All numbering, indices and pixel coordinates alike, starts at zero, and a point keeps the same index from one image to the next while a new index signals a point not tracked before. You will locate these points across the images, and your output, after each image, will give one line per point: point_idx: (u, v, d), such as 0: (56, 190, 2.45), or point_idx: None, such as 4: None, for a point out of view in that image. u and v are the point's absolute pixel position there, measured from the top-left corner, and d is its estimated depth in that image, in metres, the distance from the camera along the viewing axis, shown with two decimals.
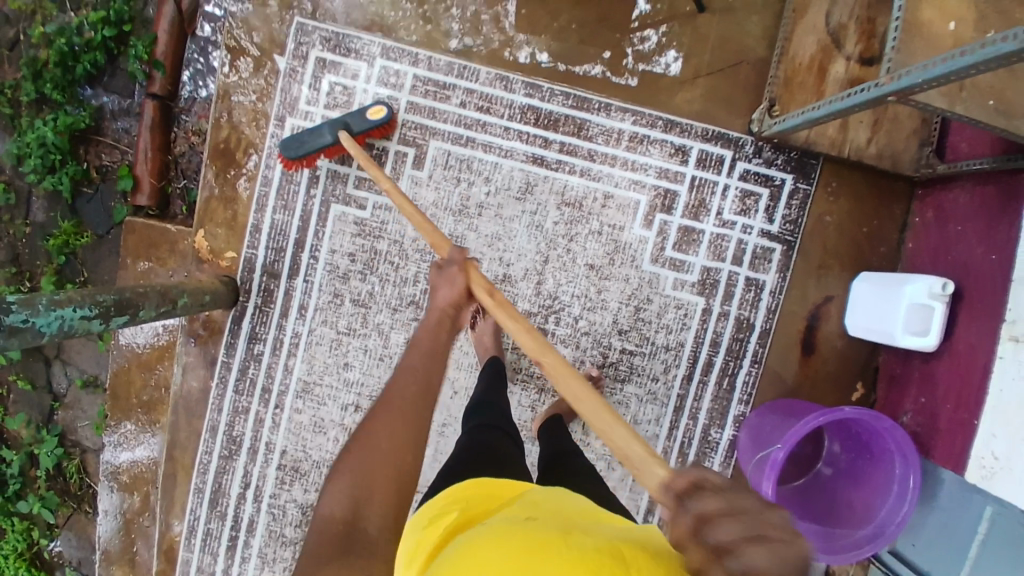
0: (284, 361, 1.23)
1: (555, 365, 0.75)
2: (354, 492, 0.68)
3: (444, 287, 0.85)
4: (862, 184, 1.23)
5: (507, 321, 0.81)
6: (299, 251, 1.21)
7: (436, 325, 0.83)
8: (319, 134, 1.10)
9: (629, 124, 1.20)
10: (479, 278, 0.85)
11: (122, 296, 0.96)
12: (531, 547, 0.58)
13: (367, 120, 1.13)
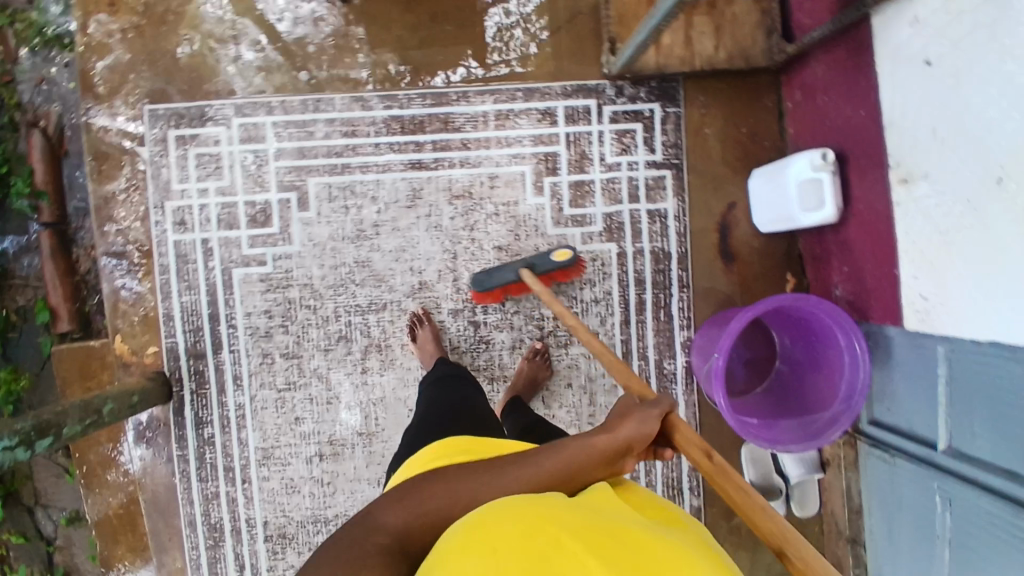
0: (237, 434, 1.23)
1: (789, 529, 0.59)
2: (406, 527, 0.62)
3: (636, 420, 0.74)
4: (729, 88, 1.25)
5: (693, 443, 0.72)
6: (216, 324, 1.22)
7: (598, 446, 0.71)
8: (504, 273, 1.14)
9: (491, 104, 1.22)
10: (686, 433, 0.74)
11: (41, 420, 0.96)
12: (542, 528, 0.54)
13: (552, 261, 1.14)
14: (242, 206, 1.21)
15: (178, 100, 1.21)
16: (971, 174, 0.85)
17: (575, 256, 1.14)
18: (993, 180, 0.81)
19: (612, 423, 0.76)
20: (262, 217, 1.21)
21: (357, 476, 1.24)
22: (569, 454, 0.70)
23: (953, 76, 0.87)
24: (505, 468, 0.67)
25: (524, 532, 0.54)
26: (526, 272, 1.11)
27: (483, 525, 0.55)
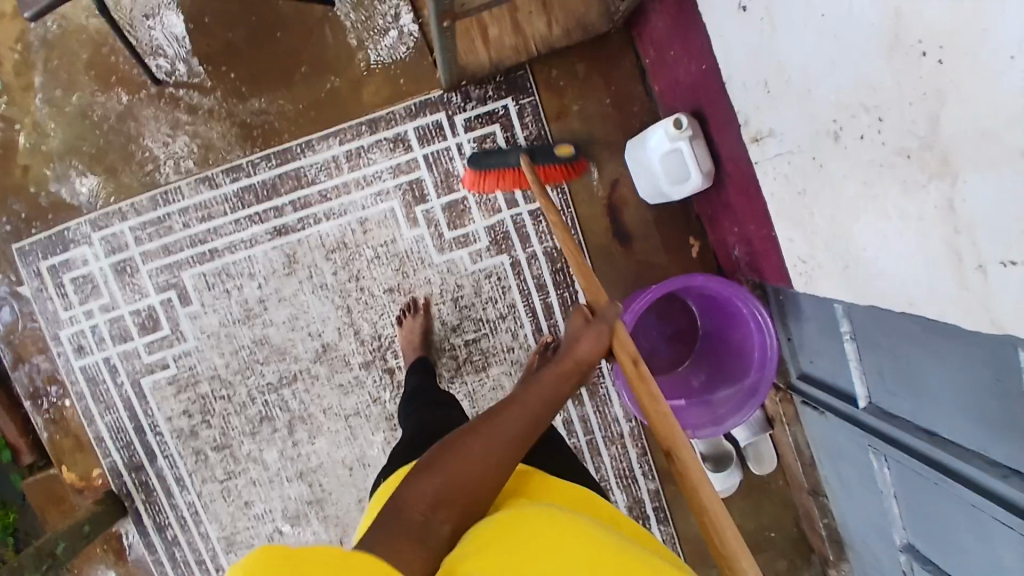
0: (196, 529, 1.26)
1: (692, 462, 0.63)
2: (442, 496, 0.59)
3: (589, 339, 0.74)
4: (578, 61, 1.17)
5: (628, 348, 0.73)
6: (143, 434, 1.24)
7: (560, 378, 0.72)
8: (503, 157, 1.06)
9: (338, 147, 1.17)
10: (629, 346, 0.74)
11: None
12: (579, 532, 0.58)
13: (553, 153, 1.07)
14: (129, 316, 1.20)
15: (37, 231, 1.21)
16: (810, 132, 0.77)
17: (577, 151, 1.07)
18: (832, 136, 0.74)
19: (567, 343, 0.75)
20: (151, 322, 1.20)
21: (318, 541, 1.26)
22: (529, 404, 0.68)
23: (765, 22, 0.77)
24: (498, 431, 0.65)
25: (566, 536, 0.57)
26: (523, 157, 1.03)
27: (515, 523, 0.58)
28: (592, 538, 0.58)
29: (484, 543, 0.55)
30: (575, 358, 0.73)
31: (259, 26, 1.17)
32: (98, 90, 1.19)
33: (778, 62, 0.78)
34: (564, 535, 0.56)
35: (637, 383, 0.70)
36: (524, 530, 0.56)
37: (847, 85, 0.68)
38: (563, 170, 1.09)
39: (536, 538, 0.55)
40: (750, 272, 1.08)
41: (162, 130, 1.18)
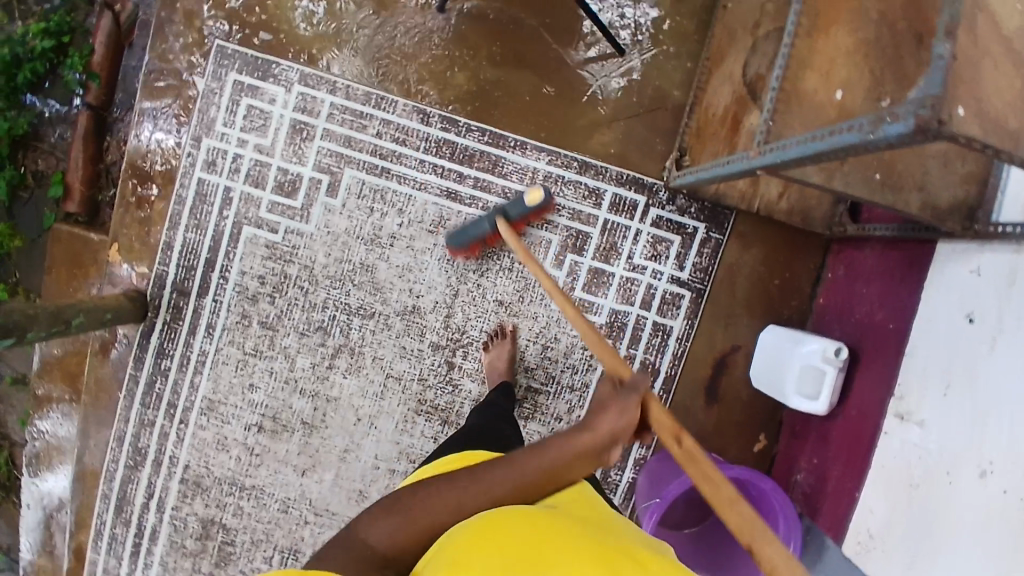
0: (191, 377, 1.25)
1: (778, 554, 0.66)
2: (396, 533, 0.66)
3: (612, 411, 0.79)
4: (773, 236, 1.23)
5: (661, 419, 0.81)
6: (209, 270, 1.22)
7: (588, 451, 0.75)
8: (479, 224, 1.13)
9: (544, 163, 1.21)
10: (660, 411, 0.81)
11: (10, 320, 0.95)
12: (550, 535, 0.63)
13: (524, 204, 1.13)
14: (275, 169, 1.21)
15: (251, 45, 1.20)
16: (960, 451, 0.84)
17: (546, 199, 1.12)
18: (979, 469, 0.81)
19: (588, 418, 0.80)
20: (290, 188, 1.21)
21: (285, 459, 1.26)
22: (532, 461, 0.72)
23: (984, 341, 0.85)
24: (490, 484, 0.70)
25: (537, 535, 0.62)
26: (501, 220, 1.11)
27: (497, 523, 0.64)
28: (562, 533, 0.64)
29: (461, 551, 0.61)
30: (600, 431, 0.76)
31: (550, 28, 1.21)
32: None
33: (972, 378, 0.85)
34: (539, 532, 0.63)
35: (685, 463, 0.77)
36: (499, 531, 0.62)
37: None
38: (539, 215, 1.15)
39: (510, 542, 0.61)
40: (801, 501, 1.14)
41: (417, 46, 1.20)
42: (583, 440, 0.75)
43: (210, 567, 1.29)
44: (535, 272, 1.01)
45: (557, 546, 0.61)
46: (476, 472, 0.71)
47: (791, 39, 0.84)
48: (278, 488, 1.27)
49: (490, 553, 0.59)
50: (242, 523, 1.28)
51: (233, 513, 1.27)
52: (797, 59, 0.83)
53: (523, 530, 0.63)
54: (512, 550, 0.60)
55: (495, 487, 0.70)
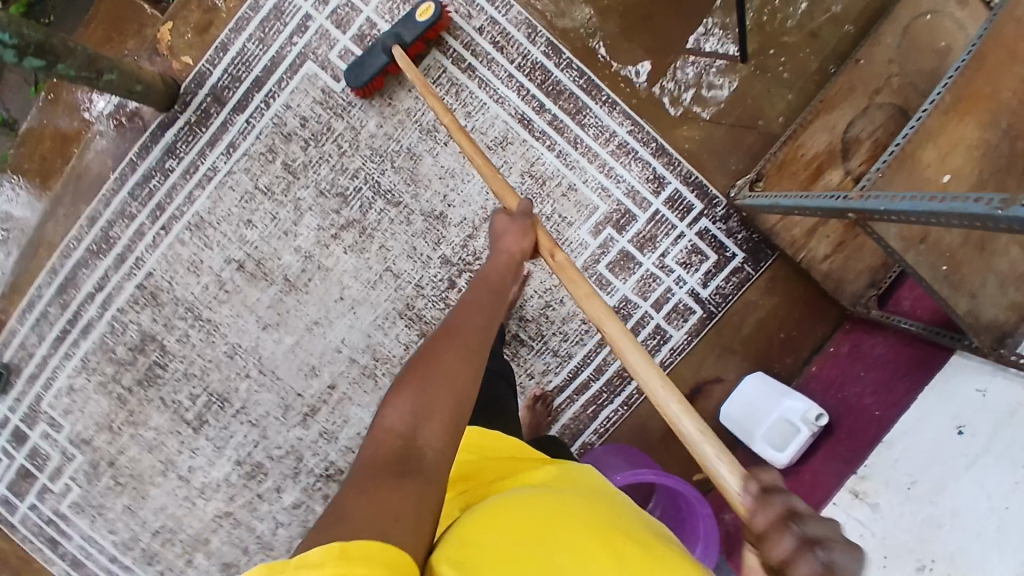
0: (191, 187, 1.17)
1: (619, 331, 0.71)
2: (418, 409, 0.61)
3: (510, 231, 0.85)
4: (800, 291, 1.25)
5: (543, 239, 0.85)
6: (255, 89, 1.15)
7: (504, 267, 0.82)
8: (373, 57, 1.08)
9: (624, 131, 1.18)
10: (545, 236, 0.85)
11: (49, 41, 0.89)
12: (556, 516, 0.59)
13: (412, 18, 1.09)
14: (362, 18, 1.14)
15: None
16: (901, 544, 0.90)
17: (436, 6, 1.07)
18: (916, 564, 0.87)
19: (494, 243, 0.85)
20: (370, 43, 1.14)
21: (253, 307, 1.19)
22: (480, 317, 0.73)
23: (961, 457, 0.89)
24: (460, 349, 0.67)
25: (543, 518, 0.59)
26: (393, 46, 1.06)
27: (502, 509, 0.61)
28: (567, 512, 0.60)
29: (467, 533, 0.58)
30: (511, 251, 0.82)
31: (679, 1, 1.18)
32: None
33: (937, 485, 0.89)
34: (547, 514, 0.60)
35: (568, 278, 0.80)
36: (504, 514, 0.59)
37: (968, 560, 0.82)
38: (431, 32, 1.11)
39: (516, 523, 0.58)
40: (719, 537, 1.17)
41: None
42: (495, 267, 0.81)
43: (130, 383, 1.21)
44: (434, 108, 0.96)
45: (563, 528, 0.58)
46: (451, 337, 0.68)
47: (932, 106, 0.85)
48: (234, 333, 1.20)
49: (497, 537, 0.56)
50: (183, 351, 1.20)
51: (177, 338, 1.20)
52: (925, 131, 0.85)
53: (526, 513, 0.59)
54: (519, 533, 0.57)
55: (462, 352, 0.67)
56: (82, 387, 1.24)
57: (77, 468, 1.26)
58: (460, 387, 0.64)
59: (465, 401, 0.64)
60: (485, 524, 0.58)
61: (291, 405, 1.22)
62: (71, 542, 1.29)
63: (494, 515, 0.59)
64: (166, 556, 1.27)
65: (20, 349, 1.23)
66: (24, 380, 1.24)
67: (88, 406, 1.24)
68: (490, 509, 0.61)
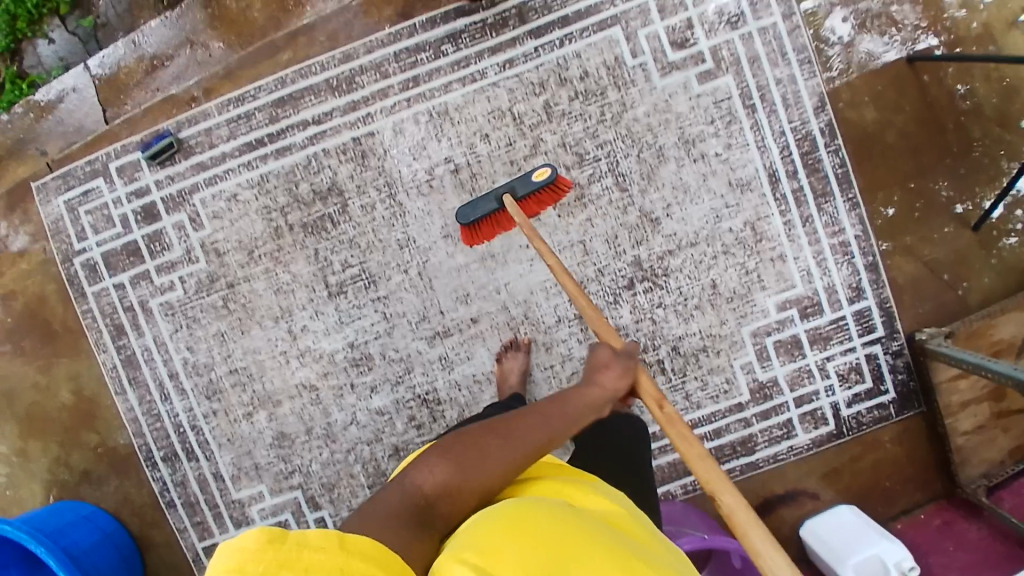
0: (450, 79, 1.18)
1: (695, 451, 0.74)
2: (445, 480, 0.67)
3: (612, 371, 0.84)
4: (921, 452, 1.25)
5: (655, 401, 0.81)
6: (559, 25, 1.16)
7: (586, 400, 0.80)
8: (484, 200, 1.07)
9: (851, 234, 1.19)
10: (650, 385, 0.83)
11: None
12: (579, 537, 0.60)
13: (529, 179, 1.07)
14: (684, 17, 1.15)
15: None
16: None
17: (553, 175, 1.06)
18: None
19: (590, 373, 0.85)
20: (681, 42, 1.15)
21: (443, 211, 1.19)
22: (553, 429, 0.75)
23: None
24: (508, 435, 0.72)
25: (567, 538, 0.59)
26: (507, 197, 1.05)
27: (528, 514, 0.60)
28: (582, 534, 0.60)
29: (493, 528, 0.58)
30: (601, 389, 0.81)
31: (946, 133, 1.19)
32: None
33: None
34: (567, 534, 0.59)
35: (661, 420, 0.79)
36: (530, 520, 0.59)
37: None
38: (546, 194, 1.10)
39: (543, 532, 0.58)
40: None
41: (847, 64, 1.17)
42: (587, 394, 0.81)
43: (293, 221, 1.19)
44: (534, 243, 0.99)
45: (584, 550, 0.58)
46: (501, 434, 0.72)
47: None
48: (416, 228, 1.19)
49: (521, 541, 0.56)
50: (359, 219, 1.19)
51: (361, 203, 1.19)
52: None
53: (550, 523, 0.60)
54: (543, 543, 0.57)
55: (508, 446, 0.71)
56: (243, 200, 1.20)
57: (192, 273, 1.21)
58: (488, 465, 0.69)
59: (497, 478, 0.69)
60: (513, 530, 0.57)
61: (428, 318, 1.20)
62: (136, 339, 1.23)
63: (524, 519, 0.59)
64: (228, 398, 1.22)
65: (204, 133, 1.20)
66: (187, 165, 1.20)
67: (239, 223, 1.20)
68: (514, 510, 0.61)
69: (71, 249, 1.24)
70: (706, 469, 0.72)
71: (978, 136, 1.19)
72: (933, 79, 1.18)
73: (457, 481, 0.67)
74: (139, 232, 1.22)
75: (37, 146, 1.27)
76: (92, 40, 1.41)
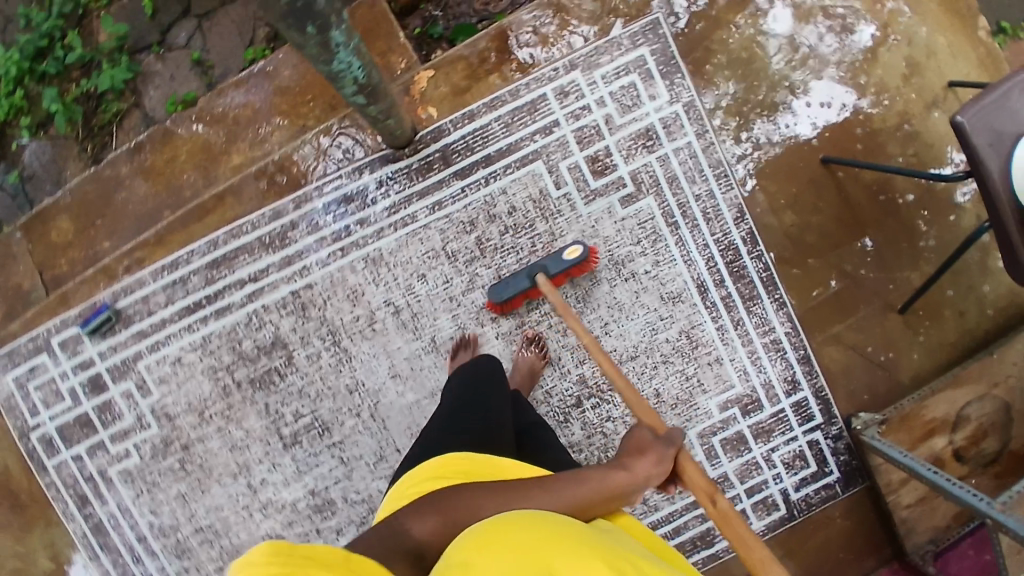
0: (384, 225, 1.22)
1: None
2: (443, 533, 0.64)
3: (652, 456, 0.80)
4: (868, 523, 1.28)
5: (699, 487, 0.82)
6: (482, 164, 1.21)
7: (626, 478, 0.76)
8: (518, 282, 1.14)
9: (782, 331, 1.24)
10: (697, 474, 0.83)
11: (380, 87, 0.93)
12: (557, 538, 0.58)
13: (561, 258, 1.15)
14: (602, 145, 1.21)
15: (675, 43, 1.21)
16: None
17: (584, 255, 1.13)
18: None
19: (627, 454, 0.81)
20: (600, 168, 1.21)
21: (389, 350, 1.22)
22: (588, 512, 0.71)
23: None
24: (529, 502, 0.68)
25: (545, 540, 0.56)
26: (540, 278, 1.12)
27: (506, 527, 0.59)
28: (564, 535, 0.58)
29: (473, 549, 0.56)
30: (638, 468, 0.78)
31: (861, 225, 1.24)
32: (811, 77, 1.22)
33: None
34: (546, 538, 0.57)
35: (713, 512, 0.79)
36: (508, 533, 0.57)
37: None
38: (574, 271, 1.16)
39: (517, 541, 0.56)
40: None
41: (764, 170, 1.23)
42: (616, 476, 0.75)
43: (242, 378, 1.22)
44: (573, 329, 1.04)
45: (563, 548, 0.56)
46: (519, 495, 0.68)
47: None
48: (364, 371, 1.22)
49: (498, 553, 0.55)
50: (308, 369, 1.22)
51: (308, 354, 1.22)
52: None
53: (529, 533, 0.57)
54: (519, 551, 0.55)
55: (525, 507, 0.68)
56: (189, 363, 1.23)
57: (146, 439, 1.24)
58: None
59: None
60: (485, 543, 0.56)
61: (386, 458, 1.22)
62: (100, 506, 1.25)
63: (498, 533, 0.58)
64: (197, 555, 1.24)
65: (140, 302, 1.23)
66: (129, 334, 1.23)
67: (189, 384, 1.23)
68: (491, 527, 0.59)
69: (25, 424, 1.25)
70: (750, 550, 0.74)
71: (894, 227, 1.24)
72: (847, 176, 1.23)
73: (453, 530, 0.64)
74: (88, 403, 1.24)
75: None
76: (22, 194, 1.39)
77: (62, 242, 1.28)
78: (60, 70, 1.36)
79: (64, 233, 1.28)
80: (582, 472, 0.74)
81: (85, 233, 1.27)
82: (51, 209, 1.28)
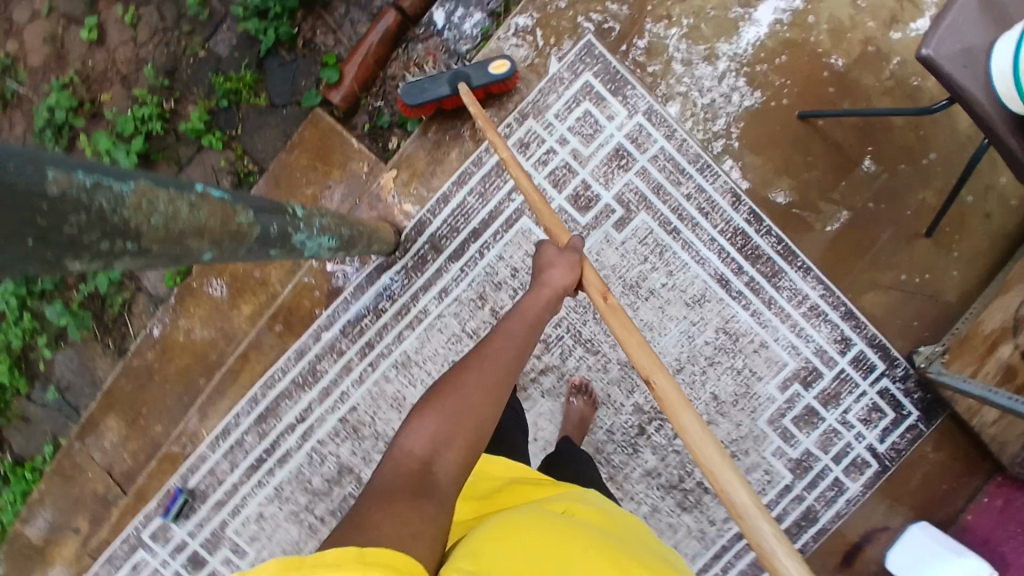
0: (401, 327, 1.23)
1: (670, 388, 0.76)
2: (440, 436, 0.62)
3: (559, 268, 0.85)
4: (963, 449, 1.25)
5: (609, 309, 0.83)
6: (471, 240, 1.21)
7: (542, 305, 0.80)
8: (434, 91, 1.12)
9: (816, 295, 1.21)
10: (594, 278, 0.86)
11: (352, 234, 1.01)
12: (565, 537, 0.61)
13: (484, 70, 1.13)
14: (579, 179, 1.21)
15: (615, 60, 1.20)
16: None
17: (511, 67, 1.12)
18: None
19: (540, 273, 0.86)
20: (584, 202, 1.21)
21: None
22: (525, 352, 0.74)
23: None
24: (493, 370, 0.69)
25: (553, 539, 0.60)
26: (461, 86, 1.10)
27: (517, 525, 0.61)
28: (570, 535, 0.61)
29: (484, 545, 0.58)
30: (555, 286, 0.82)
31: (858, 165, 1.21)
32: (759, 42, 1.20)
33: None
34: (555, 538, 0.60)
35: (606, 314, 0.83)
36: (517, 531, 0.60)
37: None
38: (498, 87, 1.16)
39: (530, 541, 0.59)
40: None
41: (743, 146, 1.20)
42: (544, 304, 0.80)
43: (322, 512, 1.25)
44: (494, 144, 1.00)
45: (572, 551, 0.59)
46: (474, 368, 0.69)
47: None
48: None
49: (511, 549, 0.57)
50: None
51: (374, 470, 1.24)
52: None
53: (539, 530, 0.61)
54: (535, 549, 0.58)
55: (488, 374, 0.68)
56: (271, 514, 1.27)
57: None
58: (481, 410, 0.65)
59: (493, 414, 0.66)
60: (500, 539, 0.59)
61: None
62: None
63: (506, 533, 0.60)
64: None
65: (208, 475, 1.27)
66: (209, 507, 1.28)
67: (276, 533, 1.27)
68: (501, 525, 0.61)
69: None
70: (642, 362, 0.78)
71: (891, 155, 1.20)
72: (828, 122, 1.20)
73: (453, 433, 0.63)
74: None
75: (67, 531, 1.33)
76: (66, 405, 1.43)
77: (118, 440, 1.33)
78: (57, 283, 1.41)
79: (116, 432, 1.32)
80: (511, 316, 0.78)
81: (137, 426, 1.32)
82: (98, 414, 1.33)
